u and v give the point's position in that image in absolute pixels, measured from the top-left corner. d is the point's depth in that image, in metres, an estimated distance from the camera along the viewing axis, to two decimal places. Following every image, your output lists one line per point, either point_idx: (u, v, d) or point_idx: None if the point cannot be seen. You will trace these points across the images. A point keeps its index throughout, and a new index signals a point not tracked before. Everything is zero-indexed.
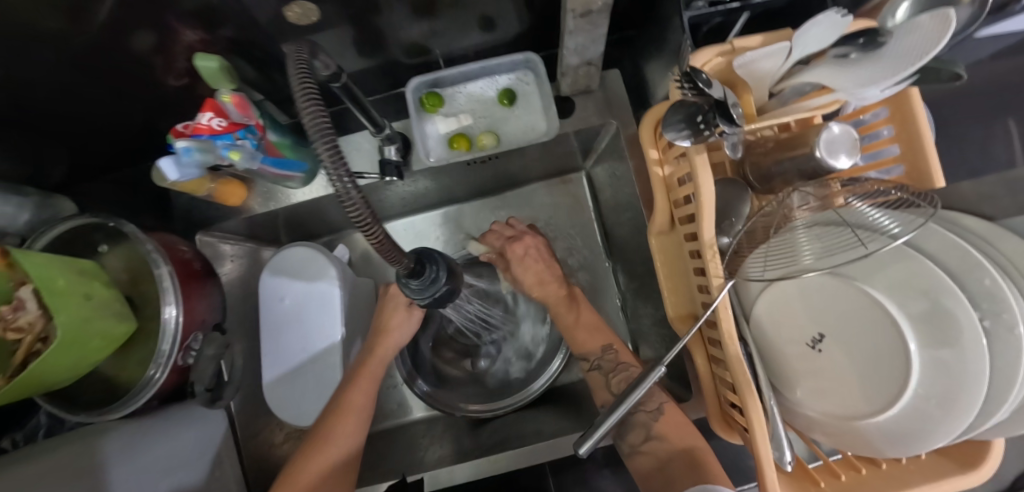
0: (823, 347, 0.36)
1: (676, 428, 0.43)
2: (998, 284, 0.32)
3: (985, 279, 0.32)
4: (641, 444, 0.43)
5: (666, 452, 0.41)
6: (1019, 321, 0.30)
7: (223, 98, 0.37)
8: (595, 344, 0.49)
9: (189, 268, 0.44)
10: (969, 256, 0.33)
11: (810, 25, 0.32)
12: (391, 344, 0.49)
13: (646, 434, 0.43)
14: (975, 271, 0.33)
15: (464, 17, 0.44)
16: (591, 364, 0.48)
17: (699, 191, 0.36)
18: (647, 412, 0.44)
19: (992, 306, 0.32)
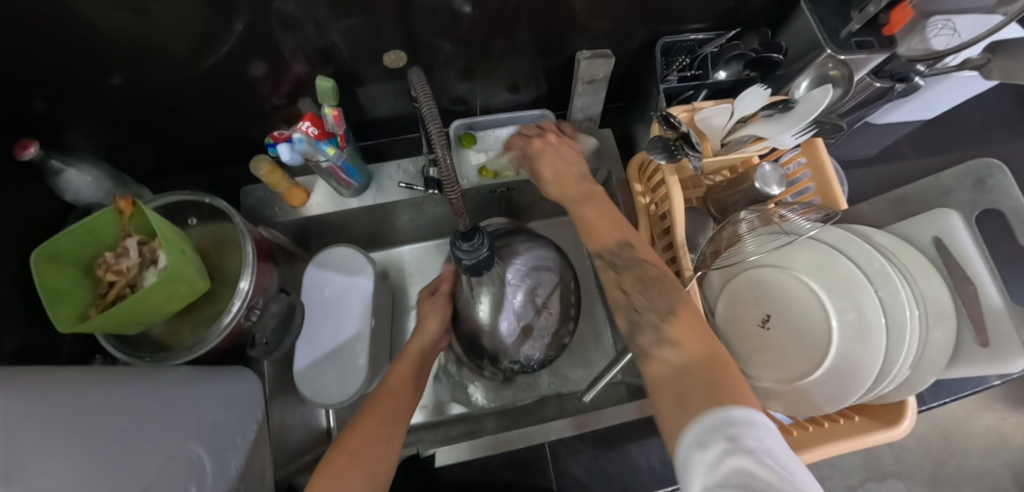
0: (769, 325, 0.48)
1: (697, 337, 0.36)
2: (884, 265, 0.45)
3: (876, 262, 0.46)
4: (650, 348, 0.38)
5: (684, 362, 0.35)
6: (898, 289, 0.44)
7: (326, 111, 0.49)
8: (612, 238, 0.43)
9: (262, 247, 0.53)
10: (866, 249, 0.47)
11: (744, 95, 0.48)
12: (425, 332, 0.55)
13: (656, 337, 0.37)
14: (871, 259, 0.46)
15: (498, 80, 0.59)
16: (605, 260, 0.43)
17: (674, 203, 0.48)
18: (658, 314, 0.38)
19: (883, 280, 0.45)
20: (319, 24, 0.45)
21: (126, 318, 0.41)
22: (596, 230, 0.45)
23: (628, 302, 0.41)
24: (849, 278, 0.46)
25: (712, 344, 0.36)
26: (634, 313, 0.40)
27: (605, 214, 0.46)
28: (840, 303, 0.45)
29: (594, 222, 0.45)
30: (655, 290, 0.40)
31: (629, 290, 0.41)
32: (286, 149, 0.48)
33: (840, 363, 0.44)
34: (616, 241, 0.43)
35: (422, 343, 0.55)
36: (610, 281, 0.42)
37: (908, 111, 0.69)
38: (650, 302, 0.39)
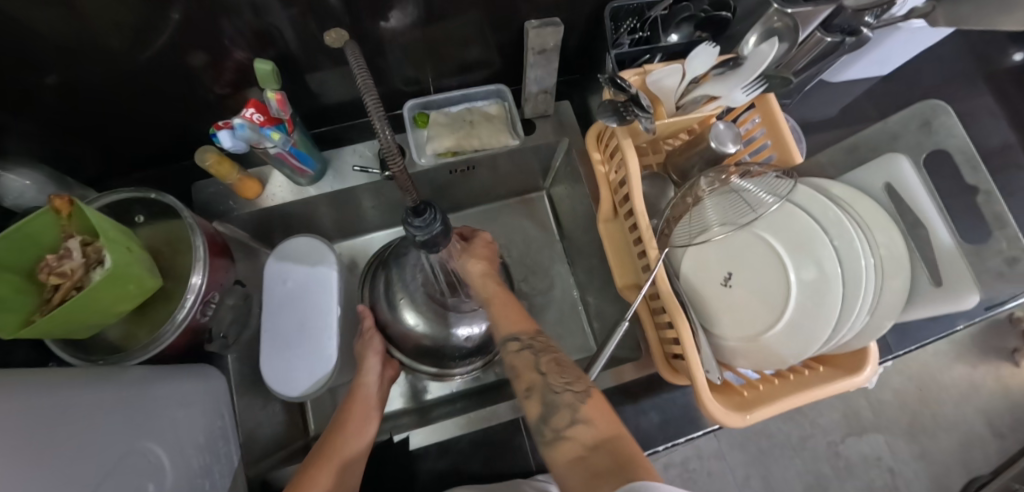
0: (732, 283, 0.48)
1: (604, 417, 0.40)
2: (839, 215, 0.46)
3: (831, 213, 0.47)
4: (565, 429, 0.40)
5: (594, 439, 0.38)
6: (852, 238, 0.45)
7: (268, 96, 0.47)
8: (526, 326, 0.49)
9: (215, 242, 0.52)
10: (823, 203, 0.48)
11: (693, 55, 0.48)
12: (370, 367, 0.55)
13: (571, 417, 0.40)
14: (827, 212, 0.47)
15: (450, 58, 0.58)
16: (521, 343, 0.47)
17: (629, 168, 0.48)
18: (574, 393, 0.42)
19: (839, 231, 0.46)
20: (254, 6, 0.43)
21: (74, 321, 0.40)
22: (511, 322, 0.50)
23: (544, 383, 0.43)
24: (808, 234, 0.47)
25: (613, 422, 0.39)
26: (547, 395, 0.42)
27: (517, 308, 0.52)
28: (798, 256, 0.46)
29: (506, 311, 0.51)
30: (569, 376, 0.44)
31: (545, 371, 0.44)
32: (228, 136, 0.47)
33: (799, 313, 0.44)
34: (530, 330, 0.49)
35: (373, 378, 0.55)
36: (524, 361, 0.45)
37: (861, 66, 0.70)
38: (566, 381, 0.43)
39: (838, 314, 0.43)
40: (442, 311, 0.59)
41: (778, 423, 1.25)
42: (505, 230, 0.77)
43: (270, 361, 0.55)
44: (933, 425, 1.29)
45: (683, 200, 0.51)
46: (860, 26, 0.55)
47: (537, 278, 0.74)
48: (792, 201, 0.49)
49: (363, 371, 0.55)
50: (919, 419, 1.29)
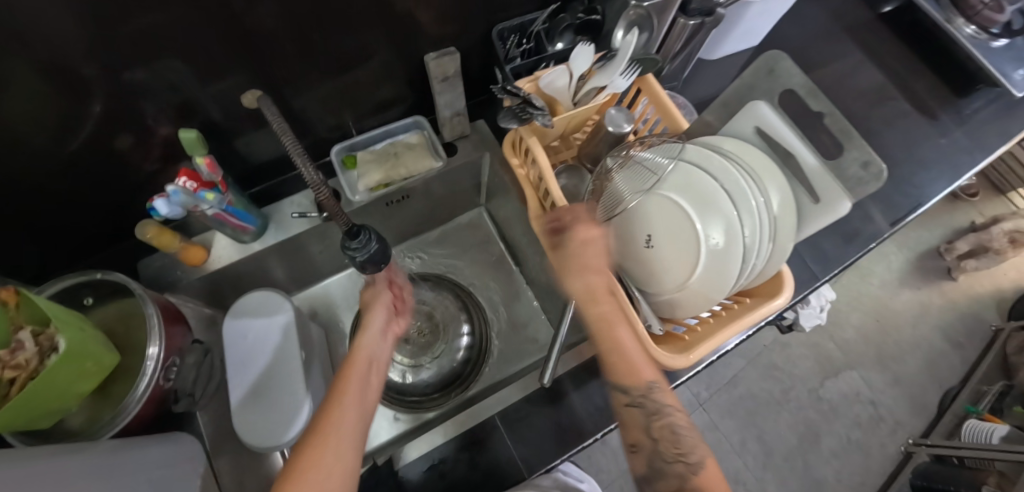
0: (652, 244, 0.53)
1: (711, 487, 0.44)
2: (725, 163, 0.51)
3: (717, 162, 0.52)
4: (669, 490, 0.45)
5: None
6: (738, 180, 0.50)
7: (198, 162, 0.50)
8: (643, 380, 0.47)
9: (167, 309, 0.53)
10: (711, 156, 0.53)
11: (574, 56, 0.54)
12: (369, 328, 0.54)
13: (681, 485, 0.44)
14: (714, 163, 0.52)
15: (366, 100, 0.64)
16: (630, 398, 0.47)
17: (540, 162, 0.53)
18: (686, 464, 0.44)
19: (728, 176, 0.51)
20: (171, 85, 0.47)
21: (36, 408, 0.40)
22: (627, 373, 0.47)
23: (653, 447, 0.46)
24: (700, 187, 0.52)
25: (721, 489, 0.44)
26: (655, 460, 0.45)
27: (636, 350, 0.47)
28: (701, 207, 0.51)
29: (626, 361, 0.47)
30: (683, 442, 0.46)
31: (658, 436, 0.46)
32: (163, 205, 0.49)
33: (711, 257, 0.49)
34: (646, 384, 0.47)
35: (371, 340, 0.53)
36: (635, 417, 0.47)
37: (733, 41, 0.80)
38: (675, 451, 0.45)
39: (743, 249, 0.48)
40: (423, 346, 0.70)
41: (759, 382, 1.33)
42: (455, 248, 0.81)
43: (241, 418, 0.55)
44: (895, 350, 1.42)
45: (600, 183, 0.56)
46: (713, 7, 0.64)
47: (492, 288, 0.78)
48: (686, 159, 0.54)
49: (358, 333, 0.54)
50: (881, 347, 1.42)
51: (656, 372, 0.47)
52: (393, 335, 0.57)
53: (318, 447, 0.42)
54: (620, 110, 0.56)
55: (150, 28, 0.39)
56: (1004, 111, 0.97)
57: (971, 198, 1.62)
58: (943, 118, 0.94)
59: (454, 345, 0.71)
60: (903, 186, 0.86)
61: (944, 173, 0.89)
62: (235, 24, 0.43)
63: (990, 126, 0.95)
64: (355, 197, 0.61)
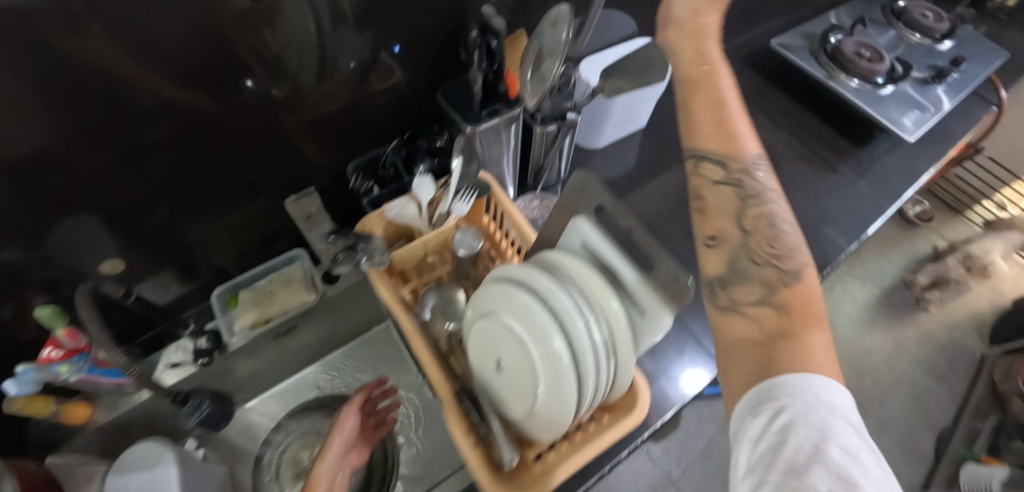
0: (501, 368, 0.52)
1: (803, 311, 0.44)
2: (551, 286, 0.47)
3: (546, 284, 0.47)
4: (748, 305, 0.46)
5: (770, 325, 0.44)
6: (563, 307, 0.46)
7: (58, 334, 0.53)
8: (750, 151, 0.56)
9: (32, 480, 0.53)
10: (540, 276, 0.49)
11: (417, 187, 0.57)
12: (328, 458, 0.54)
13: (749, 256, 0.48)
14: (542, 284, 0.48)
15: (247, 239, 0.70)
16: (723, 174, 0.54)
17: (384, 297, 0.56)
18: (773, 269, 0.47)
19: (555, 301, 0.47)
20: (42, 261, 0.52)
21: None
22: (728, 146, 0.56)
23: (747, 247, 0.49)
24: (530, 315, 0.47)
25: (809, 314, 0.44)
26: (742, 258, 0.49)
27: (745, 125, 0.59)
28: (534, 336, 0.47)
29: (725, 136, 0.57)
30: (757, 256, 0.48)
31: (746, 229, 0.50)
32: (14, 383, 0.52)
33: (546, 390, 0.47)
34: (749, 163, 0.55)
35: (330, 472, 0.53)
36: (733, 237, 0.50)
37: (613, 130, 0.86)
38: (772, 241, 0.49)
39: (574, 384, 0.45)
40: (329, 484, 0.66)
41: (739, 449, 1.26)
42: (369, 362, 0.81)
43: None
44: (875, 392, 1.37)
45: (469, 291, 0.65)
46: (565, 111, 0.67)
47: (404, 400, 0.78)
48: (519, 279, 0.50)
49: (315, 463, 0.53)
50: (862, 390, 1.36)
51: (755, 147, 0.57)
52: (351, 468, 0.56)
53: None
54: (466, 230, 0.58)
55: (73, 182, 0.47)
56: (906, 153, 0.99)
57: (928, 222, 1.63)
58: (844, 169, 0.96)
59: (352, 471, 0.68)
60: (812, 242, 0.86)
61: (856, 223, 0.89)
62: (134, 177, 0.51)
63: (896, 169, 0.96)
64: (232, 341, 0.62)
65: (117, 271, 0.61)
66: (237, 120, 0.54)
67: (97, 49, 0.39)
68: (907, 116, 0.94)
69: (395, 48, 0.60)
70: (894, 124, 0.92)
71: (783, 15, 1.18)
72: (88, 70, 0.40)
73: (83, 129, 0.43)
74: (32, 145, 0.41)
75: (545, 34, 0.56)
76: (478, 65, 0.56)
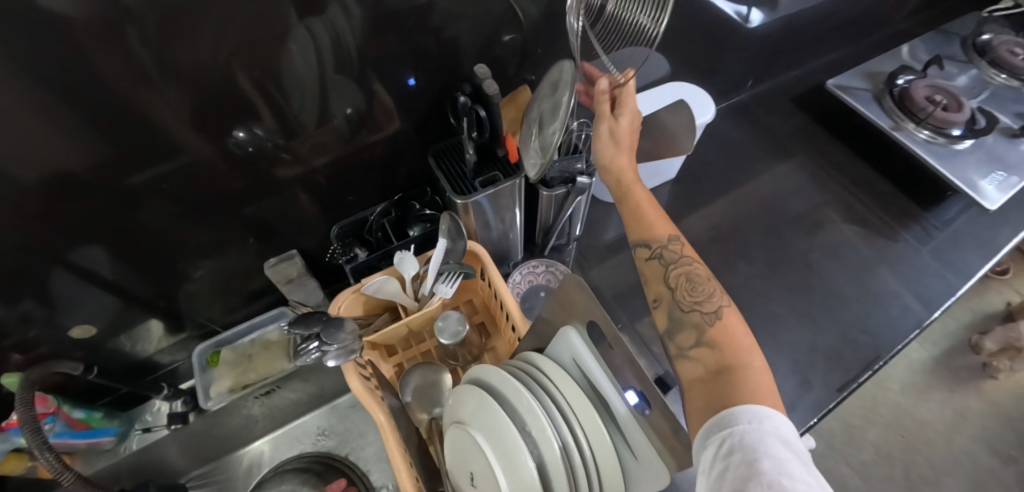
0: (475, 483, 0.45)
1: (733, 342, 0.41)
2: (530, 403, 0.41)
3: (524, 399, 0.42)
4: (689, 348, 0.43)
5: (714, 362, 0.40)
6: (544, 431, 0.40)
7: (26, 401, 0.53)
8: (663, 234, 0.51)
9: None
10: (517, 386, 0.43)
11: (399, 262, 0.52)
12: None
13: (696, 337, 0.43)
14: (520, 397, 0.42)
15: (238, 292, 0.68)
16: (652, 252, 0.50)
17: (353, 387, 0.49)
18: (703, 312, 0.44)
19: (533, 421, 0.41)
20: (20, 321, 0.52)
21: None
22: (648, 226, 0.52)
23: (672, 297, 0.47)
24: (506, 441, 0.41)
25: (741, 350, 0.40)
26: (675, 311, 0.46)
27: (654, 211, 0.53)
28: (508, 461, 0.41)
29: (639, 214, 0.53)
30: (700, 293, 0.45)
31: (674, 286, 0.47)
32: None
33: None
34: (666, 237, 0.51)
35: None
36: (656, 269, 0.49)
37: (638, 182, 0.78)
38: (694, 300, 0.45)
39: None
40: None
41: None
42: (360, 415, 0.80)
43: None
44: (930, 473, 1.20)
45: (456, 373, 0.60)
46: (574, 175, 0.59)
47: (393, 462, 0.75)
48: (494, 386, 0.46)
49: None
50: (913, 470, 1.20)
51: (672, 228, 0.51)
52: None
53: None
54: (453, 318, 0.54)
55: (57, 219, 0.45)
56: (981, 220, 0.86)
57: (1003, 276, 1.44)
58: (906, 238, 0.84)
59: None
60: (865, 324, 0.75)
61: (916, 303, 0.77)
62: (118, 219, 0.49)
63: (966, 238, 0.84)
64: (209, 403, 0.59)
65: (90, 335, 0.59)
66: (238, 163, 0.52)
67: (110, 77, 0.36)
68: (991, 177, 0.80)
69: (409, 81, 0.54)
70: (971, 186, 0.79)
71: (835, 50, 1.07)
72: (110, 98, 0.38)
73: (89, 167, 0.43)
74: (25, 184, 0.40)
75: (544, 98, 0.51)
76: (466, 134, 0.53)
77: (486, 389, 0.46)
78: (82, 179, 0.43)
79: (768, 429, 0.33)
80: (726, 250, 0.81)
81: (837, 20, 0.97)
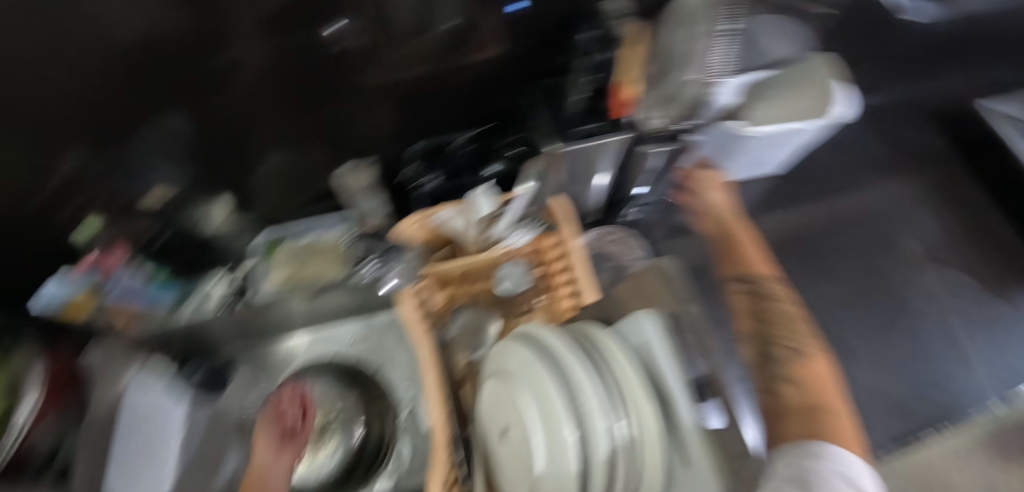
0: (506, 438, 0.44)
1: (820, 382, 0.36)
2: (583, 377, 0.39)
3: (577, 371, 0.39)
4: (769, 384, 0.39)
5: (797, 401, 0.36)
6: (590, 409, 0.37)
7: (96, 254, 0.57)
8: (761, 270, 0.47)
9: (58, 377, 0.56)
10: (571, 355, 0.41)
11: (475, 197, 0.50)
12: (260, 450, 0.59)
13: (779, 373, 0.38)
14: (572, 367, 0.40)
15: (305, 190, 0.70)
16: (743, 285, 0.47)
17: (404, 313, 0.48)
18: (792, 349, 0.39)
19: (580, 396, 0.39)
20: (110, 169, 0.55)
21: None
22: (747, 263, 0.48)
23: (760, 331, 0.42)
24: (549, 405, 0.39)
25: (831, 397, 0.35)
26: (760, 346, 0.41)
27: (755, 249, 0.49)
28: (548, 428, 0.39)
29: (738, 252, 0.50)
30: (791, 328, 0.41)
31: (763, 320, 0.43)
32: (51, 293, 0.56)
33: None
34: (764, 274, 0.47)
35: (265, 463, 0.58)
36: (746, 302, 0.45)
37: (744, 160, 0.68)
38: (786, 335, 0.40)
39: None
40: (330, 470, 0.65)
41: None
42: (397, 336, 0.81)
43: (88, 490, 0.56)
44: None
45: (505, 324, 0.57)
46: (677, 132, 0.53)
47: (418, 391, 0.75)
48: (547, 350, 0.43)
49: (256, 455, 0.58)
50: None
51: (772, 268, 0.47)
52: (288, 457, 0.59)
53: None
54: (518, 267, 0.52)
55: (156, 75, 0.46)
56: None
57: None
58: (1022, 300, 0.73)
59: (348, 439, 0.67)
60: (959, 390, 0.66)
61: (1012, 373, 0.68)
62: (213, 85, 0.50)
63: None
64: None
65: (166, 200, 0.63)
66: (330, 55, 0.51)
67: None
68: None
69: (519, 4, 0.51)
70: None
71: (997, 68, 0.91)
72: None
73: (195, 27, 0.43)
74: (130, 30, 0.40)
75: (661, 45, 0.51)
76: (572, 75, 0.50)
77: (536, 348, 0.44)
78: (172, 45, 0.44)
79: (837, 467, 0.29)
80: (807, 265, 0.74)
81: (1012, 20, 0.81)
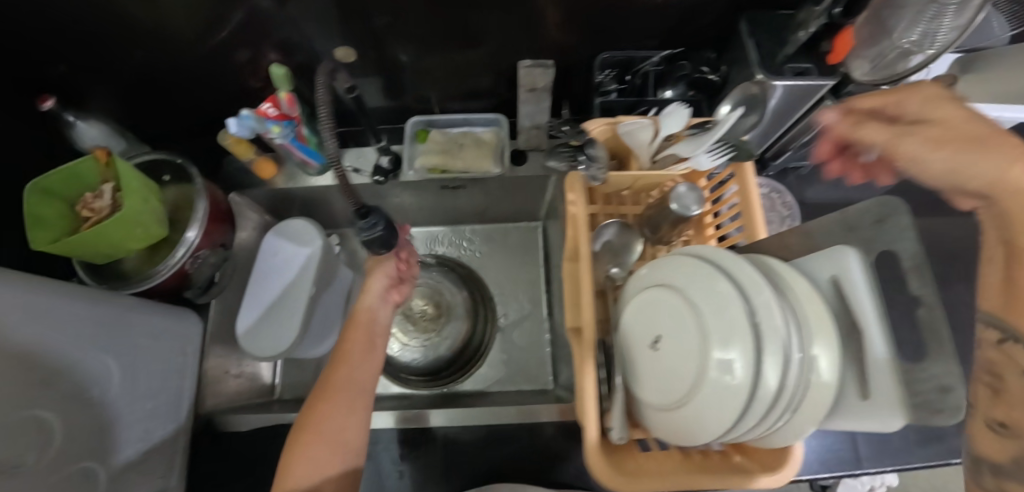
0: (658, 347, 0.44)
1: None
2: (769, 298, 0.37)
3: (762, 292, 0.37)
4: None
5: None
6: (774, 328, 0.36)
7: (281, 95, 0.55)
8: None
9: (219, 208, 0.60)
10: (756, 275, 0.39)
11: (667, 113, 0.49)
12: (371, 292, 0.57)
13: None
14: (757, 287, 0.38)
15: (456, 85, 0.68)
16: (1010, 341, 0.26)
17: (577, 212, 0.47)
18: None
19: (763, 315, 0.37)
20: (289, 20, 0.55)
21: (82, 244, 0.49)
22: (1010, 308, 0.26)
23: None
24: (726, 318, 0.38)
25: None
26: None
27: None
28: (720, 338, 0.38)
29: None
30: None
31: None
32: (235, 122, 0.55)
33: (701, 399, 0.38)
34: None
35: (373, 306, 0.56)
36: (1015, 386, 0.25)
37: None
38: None
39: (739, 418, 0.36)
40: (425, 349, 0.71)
41: None
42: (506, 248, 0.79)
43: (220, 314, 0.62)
44: None
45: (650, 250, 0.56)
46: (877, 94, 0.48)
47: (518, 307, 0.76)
48: (725, 268, 0.41)
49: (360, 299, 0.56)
50: None
51: None
52: (393, 303, 0.59)
53: (319, 401, 0.48)
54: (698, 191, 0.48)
55: None
56: None
57: None
58: None
59: (456, 332, 0.71)
60: None
61: None
62: None
63: None
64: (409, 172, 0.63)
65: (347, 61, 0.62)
66: None
67: None
68: None
69: None
70: None
71: None
72: None
73: None
74: None
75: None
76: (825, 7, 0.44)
77: (711, 265, 0.42)
78: None
79: None
80: None
81: None
